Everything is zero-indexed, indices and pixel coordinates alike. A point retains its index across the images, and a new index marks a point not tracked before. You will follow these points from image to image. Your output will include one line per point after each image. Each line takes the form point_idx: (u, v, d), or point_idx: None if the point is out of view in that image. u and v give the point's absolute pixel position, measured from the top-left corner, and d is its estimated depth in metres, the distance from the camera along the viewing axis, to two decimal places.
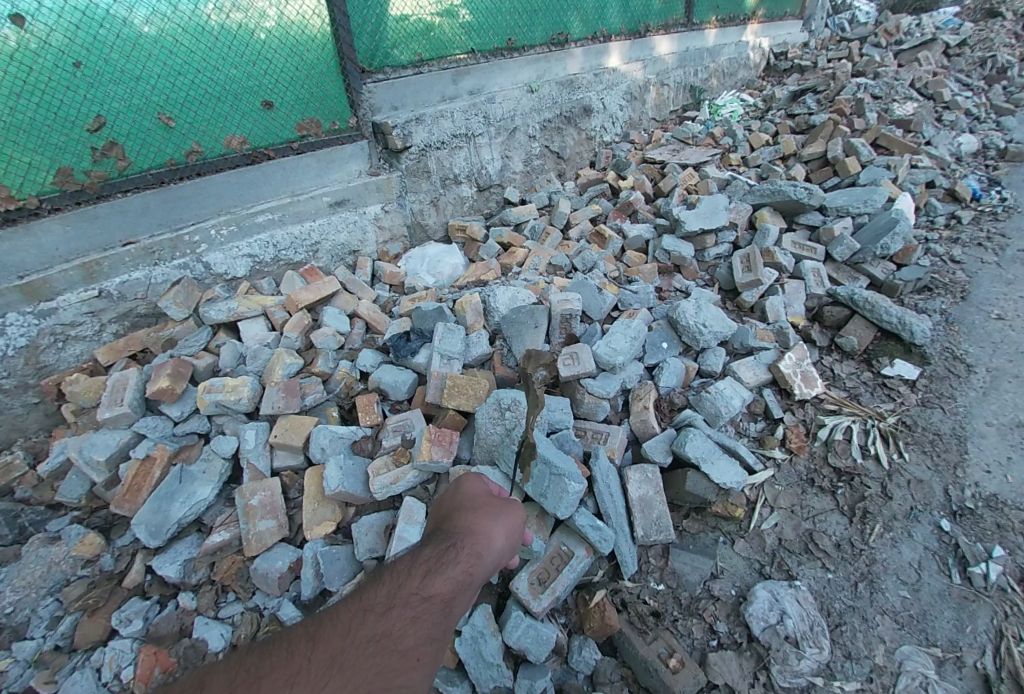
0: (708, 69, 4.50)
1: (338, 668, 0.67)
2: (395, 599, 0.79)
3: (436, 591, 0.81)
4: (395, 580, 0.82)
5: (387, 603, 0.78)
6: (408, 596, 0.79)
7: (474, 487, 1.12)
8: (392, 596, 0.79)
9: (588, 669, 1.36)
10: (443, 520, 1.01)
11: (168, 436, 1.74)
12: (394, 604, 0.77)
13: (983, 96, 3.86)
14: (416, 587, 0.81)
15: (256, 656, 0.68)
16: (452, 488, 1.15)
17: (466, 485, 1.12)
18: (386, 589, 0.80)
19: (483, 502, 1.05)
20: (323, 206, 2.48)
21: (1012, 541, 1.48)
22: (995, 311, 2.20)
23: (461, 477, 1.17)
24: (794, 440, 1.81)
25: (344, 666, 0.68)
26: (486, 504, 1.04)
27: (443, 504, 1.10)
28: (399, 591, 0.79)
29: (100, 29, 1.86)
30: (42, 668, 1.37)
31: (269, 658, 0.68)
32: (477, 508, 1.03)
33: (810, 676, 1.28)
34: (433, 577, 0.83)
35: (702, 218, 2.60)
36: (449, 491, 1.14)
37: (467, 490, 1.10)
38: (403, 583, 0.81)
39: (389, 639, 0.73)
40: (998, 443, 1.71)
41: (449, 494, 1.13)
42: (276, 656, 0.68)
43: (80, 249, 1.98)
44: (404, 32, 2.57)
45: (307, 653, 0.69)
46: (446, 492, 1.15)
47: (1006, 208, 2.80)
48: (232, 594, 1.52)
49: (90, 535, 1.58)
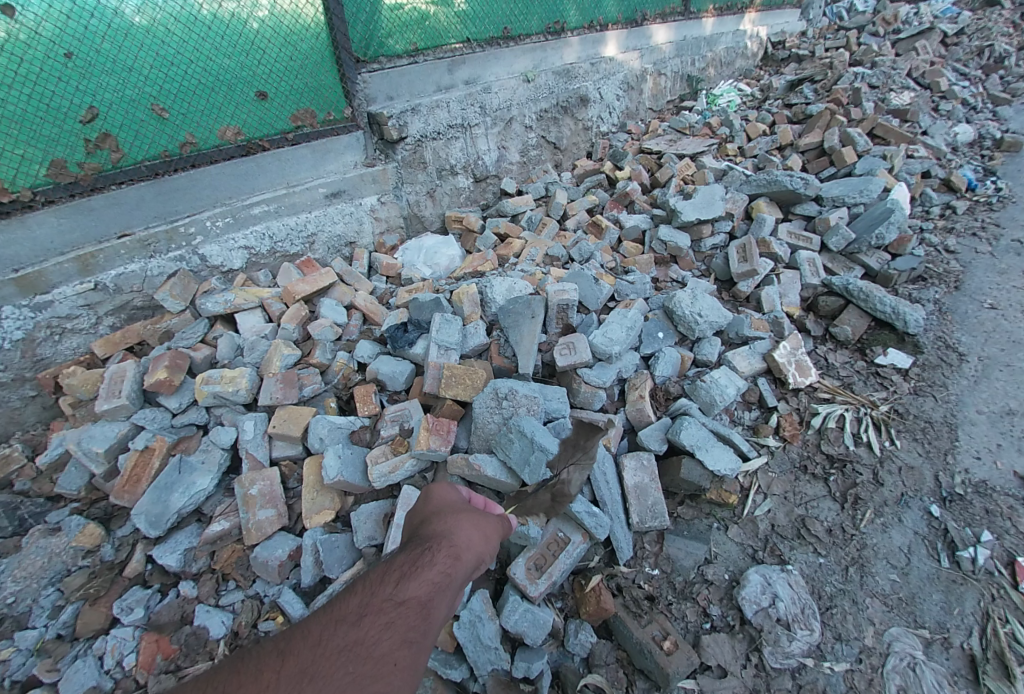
0: (706, 59, 4.47)
1: (309, 679, 0.68)
2: (367, 608, 0.80)
3: (412, 594, 0.83)
4: (368, 589, 0.83)
5: (359, 612, 0.79)
6: (382, 603, 0.81)
7: (443, 496, 1.14)
8: (366, 604, 0.81)
9: (584, 652, 1.39)
10: (420, 526, 1.04)
11: (167, 427, 1.76)
12: (366, 613, 0.79)
13: (980, 86, 3.86)
14: (389, 593, 0.82)
15: (226, 675, 0.69)
16: (423, 500, 1.16)
17: (435, 496, 1.14)
18: (358, 598, 0.81)
19: (460, 507, 1.09)
20: (319, 197, 2.48)
21: (1000, 526, 1.51)
22: (988, 301, 2.21)
23: (429, 489, 1.18)
24: (787, 428, 1.83)
25: (314, 676, 0.69)
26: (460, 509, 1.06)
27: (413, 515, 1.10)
28: (372, 599, 0.81)
29: (91, 20, 1.84)
30: (45, 657, 1.39)
31: (239, 677, 0.69)
32: (454, 514, 1.06)
33: (801, 657, 1.31)
34: (407, 582, 0.84)
35: (698, 207, 2.59)
36: (419, 503, 1.15)
37: (437, 500, 1.11)
38: (375, 591, 0.82)
39: (362, 647, 0.74)
40: (988, 430, 1.74)
41: (419, 506, 1.14)
42: (246, 673, 0.69)
43: (74, 242, 1.97)
44: (398, 21, 2.54)
45: (276, 669, 0.69)
46: (417, 505, 1.16)
47: (1001, 199, 2.80)
48: (231, 582, 1.53)
49: (90, 526, 1.59)
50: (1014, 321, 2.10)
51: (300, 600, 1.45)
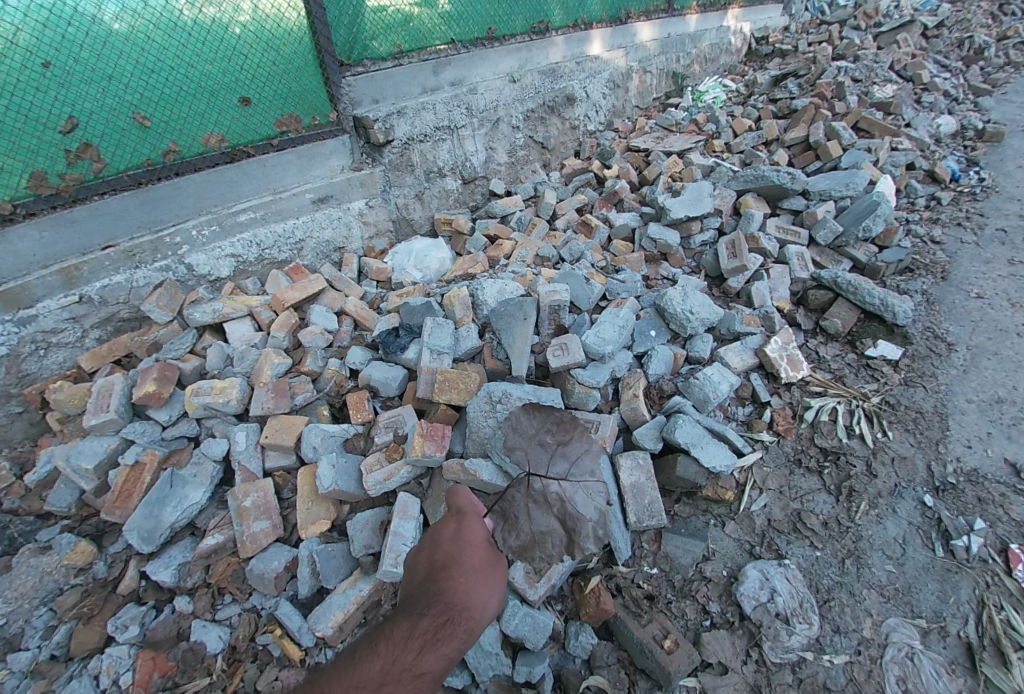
0: (691, 55, 4.49)
1: None
2: (388, 676, 0.80)
3: (429, 668, 0.82)
4: (391, 652, 0.82)
5: (381, 679, 0.79)
6: (401, 672, 0.81)
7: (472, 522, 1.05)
8: (387, 669, 0.81)
9: (585, 653, 1.40)
10: (443, 563, 0.99)
11: (157, 440, 1.74)
12: (386, 682, 0.79)
13: (961, 77, 3.93)
14: (409, 663, 0.81)
15: None
16: (452, 516, 1.08)
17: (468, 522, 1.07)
18: (380, 662, 0.81)
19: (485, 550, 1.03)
20: (306, 203, 2.45)
21: (992, 513, 1.52)
22: (975, 290, 2.24)
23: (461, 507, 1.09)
24: (781, 422, 1.85)
25: None
26: (487, 556, 1.02)
27: (442, 536, 1.04)
28: (392, 666, 0.81)
29: (68, 28, 1.81)
30: (38, 678, 1.36)
31: None
32: (478, 560, 1.00)
33: (801, 651, 1.32)
34: (427, 653, 0.83)
35: (687, 205, 2.59)
36: (447, 519, 1.08)
37: (468, 529, 1.04)
38: (397, 657, 0.82)
39: None
40: (978, 419, 1.76)
41: (448, 524, 1.06)
42: None
43: (57, 255, 1.94)
44: (381, 23, 2.52)
45: None
46: (444, 518, 1.09)
47: (985, 188, 2.84)
48: (228, 596, 1.51)
49: (81, 543, 1.56)
50: (1001, 310, 2.13)
51: (297, 612, 1.44)
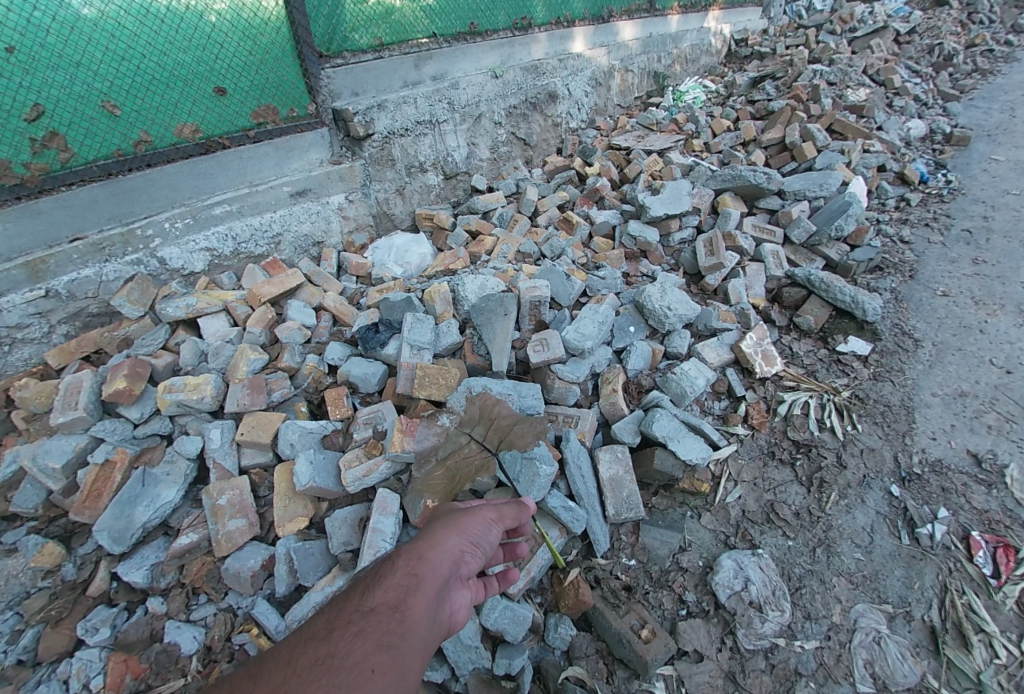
0: (672, 56, 4.54)
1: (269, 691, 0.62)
2: (336, 623, 0.75)
3: (379, 601, 0.79)
4: (335, 609, 0.79)
5: (329, 627, 0.74)
6: (351, 616, 0.77)
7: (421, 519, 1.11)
8: (334, 620, 0.76)
9: (564, 645, 1.42)
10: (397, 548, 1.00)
11: (128, 439, 1.70)
12: (335, 627, 0.74)
13: (931, 82, 4.06)
14: (357, 605, 0.78)
15: None
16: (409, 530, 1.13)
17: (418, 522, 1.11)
18: (326, 618, 0.77)
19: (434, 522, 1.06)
20: (284, 196, 2.41)
21: (955, 502, 1.58)
22: (941, 288, 2.32)
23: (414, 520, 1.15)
24: (755, 416, 1.89)
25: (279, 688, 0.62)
26: (435, 522, 1.05)
27: None
28: (339, 614, 0.77)
29: (34, 11, 1.74)
30: (5, 684, 1.32)
31: None
32: (427, 527, 1.03)
33: (773, 637, 1.35)
34: (373, 591, 0.81)
35: (666, 203, 2.62)
36: None
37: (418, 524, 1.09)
38: (343, 608, 0.79)
39: (335, 657, 0.69)
40: (943, 412, 1.83)
41: None
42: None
43: (22, 247, 1.87)
44: (362, 16, 2.49)
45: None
46: None
47: (952, 191, 2.94)
48: (203, 596, 1.48)
49: (49, 545, 1.51)
50: (964, 307, 2.21)
51: (274, 610, 1.42)
